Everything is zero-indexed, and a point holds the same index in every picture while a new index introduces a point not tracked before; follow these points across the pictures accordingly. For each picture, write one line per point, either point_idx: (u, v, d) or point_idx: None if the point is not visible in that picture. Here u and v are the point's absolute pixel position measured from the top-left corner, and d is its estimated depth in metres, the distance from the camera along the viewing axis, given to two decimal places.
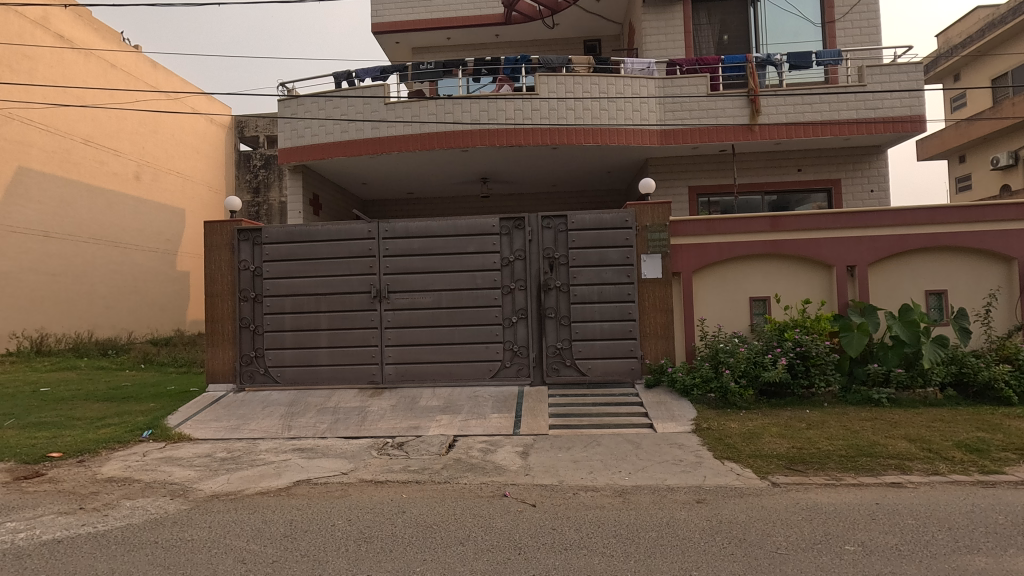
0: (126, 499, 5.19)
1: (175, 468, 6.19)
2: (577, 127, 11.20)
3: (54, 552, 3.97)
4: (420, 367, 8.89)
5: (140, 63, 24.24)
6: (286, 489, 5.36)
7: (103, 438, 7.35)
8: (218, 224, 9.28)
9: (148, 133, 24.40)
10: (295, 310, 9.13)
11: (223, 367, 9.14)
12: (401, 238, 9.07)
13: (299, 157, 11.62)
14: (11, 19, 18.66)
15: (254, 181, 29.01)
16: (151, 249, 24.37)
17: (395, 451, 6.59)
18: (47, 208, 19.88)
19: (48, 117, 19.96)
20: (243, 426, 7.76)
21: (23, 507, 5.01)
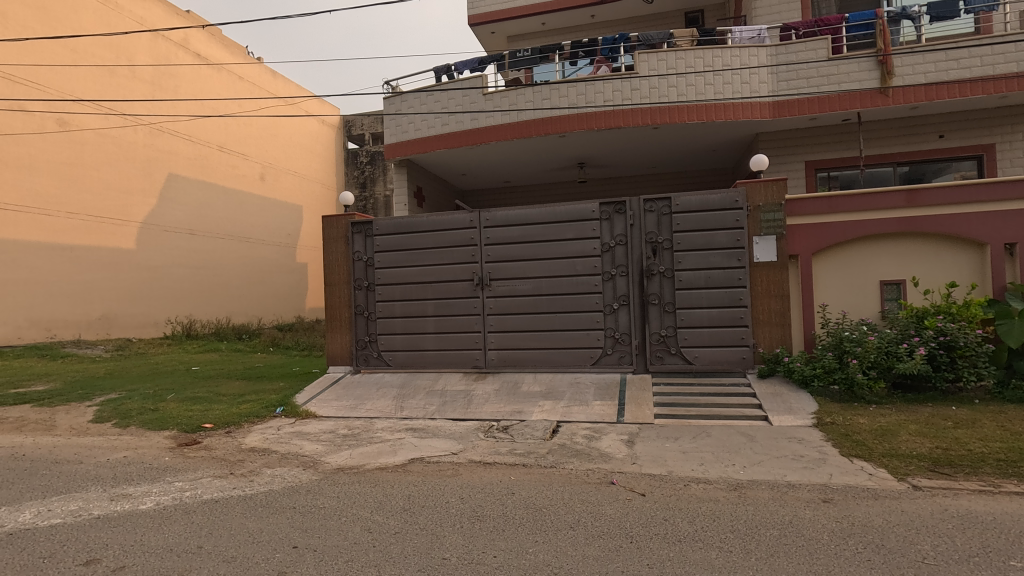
0: (266, 468, 5.80)
1: (304, 441, 6.81)
2: (680, 104, 10.69)
3: (214, 511, 4.54)
4: (520, 353, 9.03)
5: (263, 73, 26.56)
6: (403, 466, 5.70)
7: (245, 412, 8.26)
8: (334, 218, 9.95)
9: (270, 137, 26.74)
10: (404, 297, 9.64)
11: (341, 351, 9.85)
12: (501, 226, 9.22)
13: (403, 152, 12.15)
14: (160, 44, 21.44)
15: (361, 177, 30.95)
16: (275, 243, 26.82)
17: (501, 434, 6.78)
18: (192, 209, 22.54)
19: (190, 128, 22.54)
20: (361, 405, 8.35)
21: (187, 470, 5.78)
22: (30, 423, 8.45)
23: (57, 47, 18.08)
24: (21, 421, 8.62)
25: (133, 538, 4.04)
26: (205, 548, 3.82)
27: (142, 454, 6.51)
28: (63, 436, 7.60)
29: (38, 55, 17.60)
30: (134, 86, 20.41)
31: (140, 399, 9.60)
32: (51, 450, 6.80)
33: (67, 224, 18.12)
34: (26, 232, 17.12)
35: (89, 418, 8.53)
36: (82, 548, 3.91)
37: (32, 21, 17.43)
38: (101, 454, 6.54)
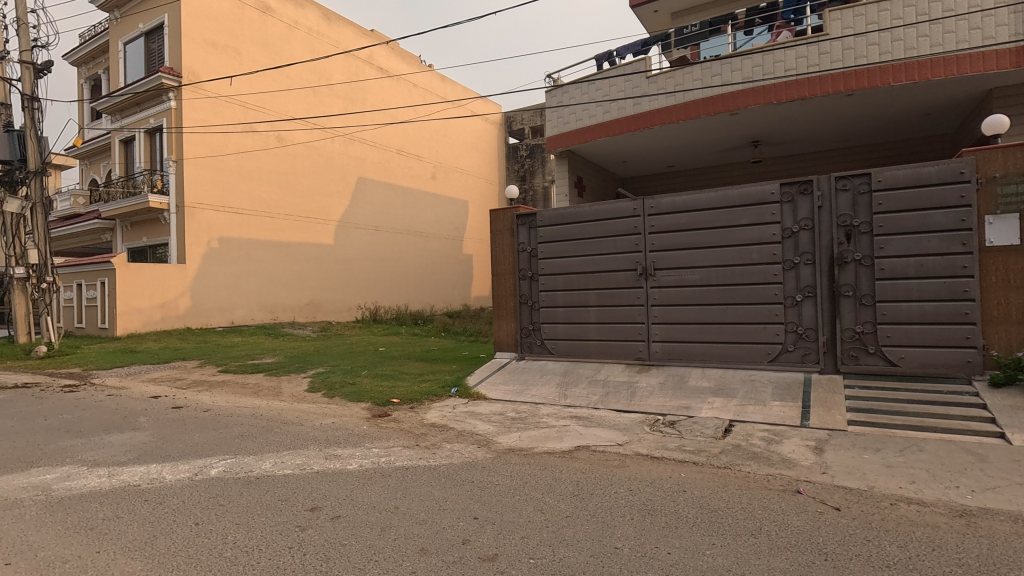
0: (446, 442, 6.36)
1: (477, 421, 7.31)
2: (884, 64, 9.21)
3: (405, 477, 5.11)
4: (687, 347, 8.64)
5: (434, 79, 28.76)
6: (570, 452, 5.83)
7: (425, 390, 9.13)
8: (500, 212, 10.44)
9: (440, 138, 28.94)
10: (567, 287, 9.80)
11: (507, 338, 10.33)
12: (667, 213, 8.87)
13: (565, 143, 12.24)
14: (352, 63, 24.42)
15: (521, 170, 32.15)
16: (445, 236, 29.07)
17: (668, 429, 6.57)
18: (377, 207, 25.39)
19: (375, 135, 25.34)
20: (526, 390, 8.71)
21: (382, 439, 6.58)
22: (264, 389, 10.31)
23: (275, 76, 21.55)
24: (258, 387, 10.57)
25: (345, 492, 4.72)
26: (401, 508, 4.31)
27: (346, 421, 7.56)
28: (288, 402, 9.15)
29: (263, 84, 21.16)
30: (332, 102, 23.53)
31: (341, 374, 11.15)
32: (280, 413, 8.23)
33: (284, 224, 21.62)
34: (257, 232, 20.79)
35: (305, 388, 10.13)
36: (309, 496, 4.68)
37: (258, 56, 21.04)
38: (315, 419, 7.75)
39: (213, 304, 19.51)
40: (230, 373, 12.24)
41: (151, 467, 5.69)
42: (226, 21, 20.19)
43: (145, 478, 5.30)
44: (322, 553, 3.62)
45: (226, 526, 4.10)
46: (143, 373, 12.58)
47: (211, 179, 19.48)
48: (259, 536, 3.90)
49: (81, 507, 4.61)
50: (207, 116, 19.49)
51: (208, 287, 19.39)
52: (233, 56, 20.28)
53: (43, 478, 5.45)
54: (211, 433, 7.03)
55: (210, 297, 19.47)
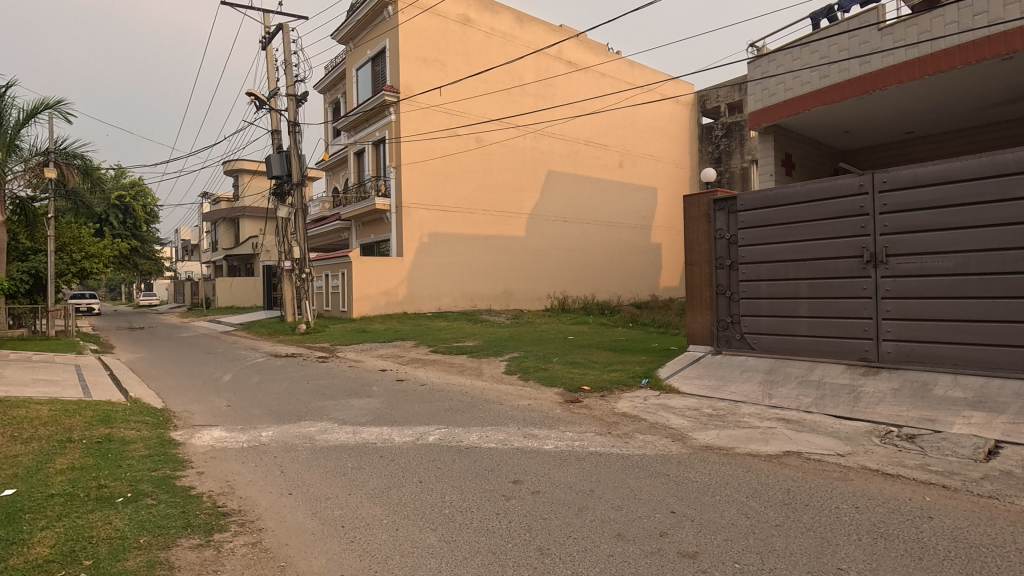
0: (639, 433, 6.29)
1: (671, 414, 7.09)
2: None
3: (599, 462, 5.21)
4: (931, 348, 7.21)
5: (624, 65, 28.17)
6: (778, 457, 5.32)
7: (615, 380, 9.15)
8: (695, 197, 9.89)
9: (628, 125, 28.43)
10: (772, 277, 8.94)
11: (702, 330, 9.78)
12: (906, 189, 7.48)
13: (770, 118, 11.06)
14: (543, 60, 25.22)
15: (716, 152, 30.12)
16: (633, 225, 28.59)
17: (904, 443, 5.59)
18: (565, 199, 26.01)
19: (564, 128, 25.92)
20: (724, 387, 8.17)
21: (575, 423, 6.79)
22: (468, 369, 11.39)
23: (475, 82, 23.31)
24: (463, 367, 11.72)
25: (543, 470, 4.99)
26: (597, 492, 4.42)
27: (540, 404, 7.98)
28: (489, 382, 9.98)
29: (465, 91, 23.10)
30: (524, 101, 24.68)
31: (535, 359, 11.76)
32: (482, 391, 9.03)
33: (482, 219, 23.43)
34: (459, 227, 22.89)
35: (503, 370, 10.92)
36: (511, 470, 5.06)
37: (461, 66, 23.05)
38: (514, 399, 8.33)
39: (425, 292, 22.06)
40: (440, 353, 13.78)
41: (383, 429, 6.71)
42: (434, 38, 22.48)
43: (380, 438, 6.27)
44: (524, 523, 3.88)
45: (443, 487, 4.65)
46: (374, 350, 14.85)
47: (422, 181, 21.98)
48: (471, 500, 4.35)
49: (335, 456, 5.65)
50: (419, 125, 22.00)
51: (421, 277, 22.00)
52: (440, 69, 22.54)
53: (309, 429, 6.81)
54: (427, 405, 8.02)
55: (422, 286, 22.06)
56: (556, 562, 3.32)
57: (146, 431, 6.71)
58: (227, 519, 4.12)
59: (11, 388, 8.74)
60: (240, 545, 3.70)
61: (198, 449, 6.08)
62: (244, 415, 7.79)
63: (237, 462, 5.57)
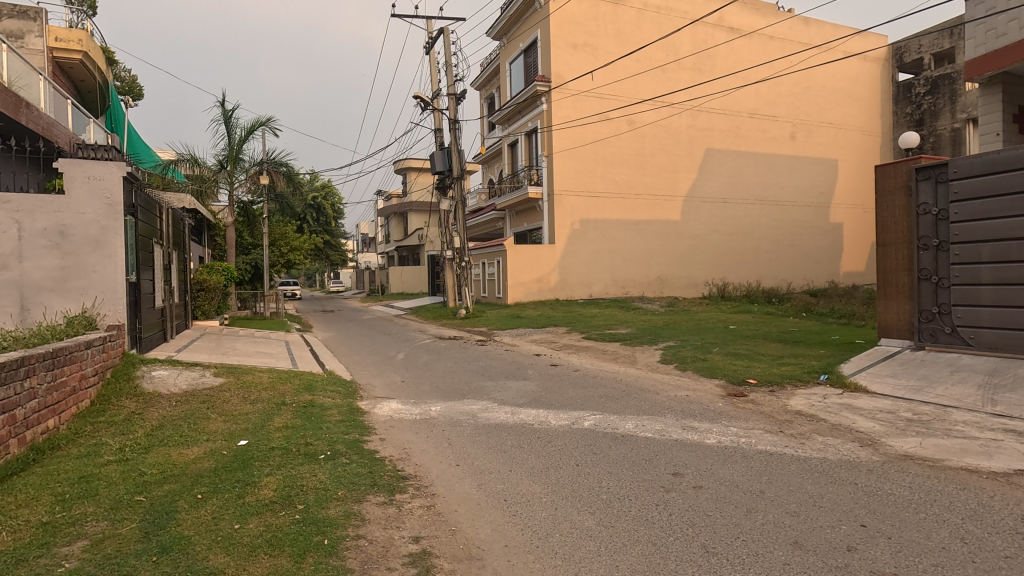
0: (817, 434, 5.65)
1: (858, 416, 6.25)
2: None
3: (770, 462, 4.79)
4: None
5: (797, 25, 25.10)
6: (1005, 476, 4.39)
7: (788, 374, 8.32)
8: (891, 166, 8.52)
9: (801, 92, 25.40)
10: (998, 259, 7.39)
11: (898, 322, 8.44)
12: None
13: (996, 65, 9.02)
14: (701, 30, 23.53)
15: (917, 113, 25.59)
16: (807, 204, 25.61)
17: None
18: (727, 178, 24.17)
19: (725, 102, 24.04)
20: (928, 389, 6.97)
21: (740, 418, 6.33)
22: (622, 357, 11.24)
23: (627, 62, 22.61)
24: (616, 355, 11.59)
25: (706, 465, 4.74)
26: (767, 494, 4.07)
27: (700, 396, 7.58)
28: (643, 370, 9.75)
29: (617, 73, 22.58)
30: (680, 77, 23.35)
31: (693, 349, 11.17)
32: (637, 379, 8.87)
33: (634, 203, 22.81)
34: (611, 212, 22.54)
35: (658, 359, 10.57)
36: (670, 461, 4.88)
37: (612, 47, 22.54)
38: (670, 389, 8.03)
39: (577, 279, 22.16)
40: (593, 339, 13.80)
41: (539, 411, 6.92)
42: (585, 22, 22.24)
43: (537, 420, 6.49)
44: (686, 518, 3.73)
45: (600, 472, 4.66)
46: (528, 335, 15.38)
47: (574, 167, 22.03)
48: (630, 488, 4.30)
49: (496, 434, 5.98)
50: (570, 112, 22.01)
51: (573, 264, 22.16)
52: (591, 53, 22.28)
53: (472, 407, 7.29)
54: (582, 390, 8.09)
55: (574, 273, 22.19)
56: (723, 563, 3.14)
57: (339, 399, 7.76)
58: (405, 482, 4.59)
59: (242, 357, 10.70)
60: (416, 507, 4.09)
61: (380, 418, 6.87)
62: (417, 390, 8.63)
63: (411, 432, 6.17)
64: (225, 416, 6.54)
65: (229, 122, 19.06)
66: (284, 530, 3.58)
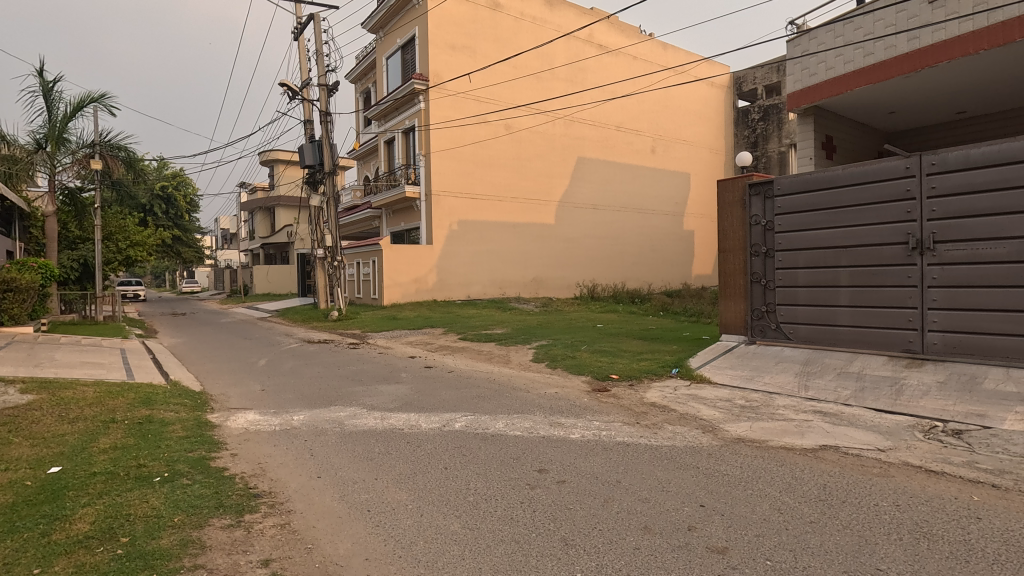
0: (668, 423, 6.17)
1: (701, 405, 6.93)
2: None
3: (626, 452, 5.12)
4: (984, 339, 6.82)
5: (656, 48, 27.44)
6: (813, 451, 5.12)
7: (645, 369, 9.01)
8: (730, 181, 9.58)
9: (660, 110, 27.80)
10: (811, 265, 8.63)
11: (735, 319, 9.53)
12: (958, 171, 7.06)
13: (810, 99, 10.55)
14: (574, 44, 24.81)
15: (753, 136, 29.22)
16: (665, 212, 28.06)
17: (950, 439, 5.33)
18: (597, 186, 25.67)
19: (595, 113, 25.50)
20: (758, 377, 7.96)
21: (603, 412, 6.72)
22: (496, 357, 11.40)
23: (504, 67, 23.09)
24: (491, 355, 11.73)
25: (569, 459, 4.94)
26: (623, 483, 4.34)
27: (568, 392, 7.92)
28: (516, 369, 9.98)
29: (494, 77, 22.95)
30: (554, 86, 24.36)
31: (563, 347, 11.68)
32: (510, 378, 9.03)
33: (511, 206, 23.32)
34: (489, 214, 22.83)
35: (531, 358, 10.87)
36: (537, 458, 5.02)
37: (490, 51, 22.87)
38: (540, 387, 8.30)
39: (455, 280, 22.14)
40: (468, 340, 13.84)
41: (410, 415, 6.76)
42: (464, 24, 22.35)
43: (407, 424, 6.32)
44: (549, 513, 3.85)
45: (468, 474, 4.66)
46: (404, 337, 15.02)
47: (453, 168, 21.98)
48: (496, 488, 4.34)
49: (363, 441, 5.73)
50: (448, 113, 21.94)
51: (451, 264, 22.08)
52: (470, 55, 22.42)
53: (339, 414, 6.92)
54: (455, 392, 8.05)
55: (452, 274, 22.14)
56: (580, 554, 3.27)
57: (184, 413, 6.93)
58: (257, 500, 4.21)
59: (62, 370, 9.16)
60: (269, 527, 3.76)
61: (232, 431, 6.25)
62: (278, 399, 7.99)
63: (268, 445, 5.70)
64: (32, 440, 5.53)
65: (50, 95, 16.32)
66: (102, 569, 3.09)
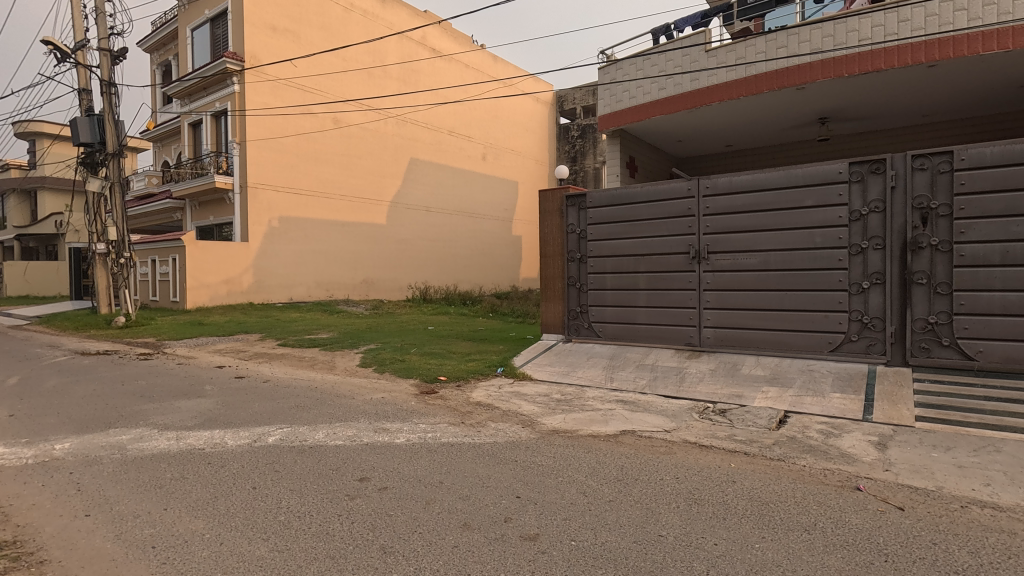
0: (491, 421, 6.42)
1: (522, 401, 7.33)
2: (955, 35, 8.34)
3: (449, 453, 5.19)
4: (743, 333, 8.32)
5: (486, 59, 28.54)
6: (615, 437, 5.75)
7: (472, 369, 9.25)
8: (550, 192, 10.32)
9: (490, 119, 28.89)
10: (616, 270, 9.65)
11: (554, 319, 10.28)
12: (725, 194, 8.52)
13: (617, 122, 11.83)
14: (405, 44, 24.61)
15: (572, 151, 31.92)
16: (494, 217, 29.17)
17: (718, 417, 6.40)
18: (430, 188, 25.70)
19: (428, 115, 25.55)
20: (573, 372, 8.68)
21: (429, 414, 6.74)
22: (319, 363, 10.72)
23: (332, 58, 21.94)
24: (313, 361, 11.01)
25: (392, 465, 4.84)
26: (445, 483, 4.40)
27: (395, 396, 7.78)
28: (341, 375, 9.50)
29: (321, 66, 21.67)
30: (386, 84, 23.85)
31: (392, 351, 11.42)
32: (333, 385, 8.57)
33: (340, 204, 22.20)
34: (315, 211, 21.42)
35: (357, 363, 10.46)
36: (358, 467, 4.83)
37: (316, 39, 21.49)
38: (366, 393, 8.03)
39: (275, 281, 20.36)
40: (289, 346, 12.81)
41: (214, 432, 6.02)
42: (287, 6, 20.75)
43: (209, 443, 5.62)
44: (368, 523, 3.73)
45: (280, 492, 4.30)
46: (211, 344, 13.34)
47: (272, 159, 20.18)
48: (311, 503, 4.07)
49: (150, 467, 4.95)
50: (267, 99, 20.10)
51: (270, 263, 20.24)
52: (293, 40, 20.80)
53: (119, 438, 5.88)
54: (270, 403, 7.40)
55: (271, 274, 20.31)
56: (399, 561, 3.23)
57: None
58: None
59: None
60: None
61: None
62: (34, 425, 6.53)
63: (16, 483, 4.62)
64: None
65: None
66: None
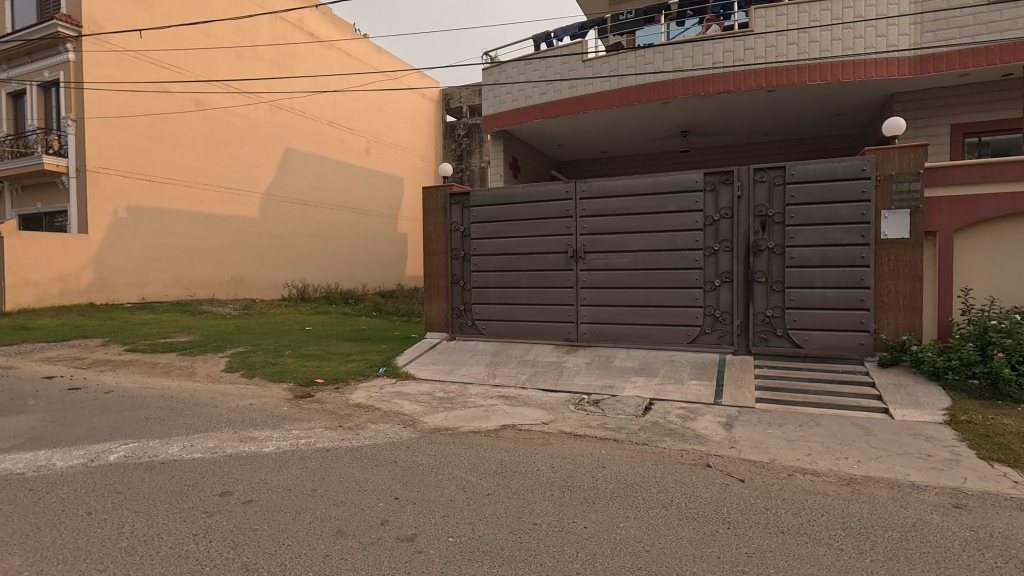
0: (370, 423, 6.22)
1: (404, 401, 7.20)
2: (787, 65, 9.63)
3: (324, 459, 4.96)
4: (616, 327, 8.89)
5: (369, 50, 27.62)
6: (495, 431, 5.86)
7: (352, 370, 8.90)
8: (434, 190, 10.25)
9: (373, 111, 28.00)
10: (499, 268, 9.83)
11: (438, 318, 10.24)
12: (599, 198, 9.04)
13: (500, 123, 12.04)
14: (279, 25, 23.02)
15: (458, 149, 31.94)
16: (378, 213, 28.31)
17: (592, 407, 6.78)
18: (308, 180, 24.28)
19: (306, 103, 24.13)
20: (456, 370, 8.70)
21: (303, 419, 6.37)
22: (176, 370, 9.67)
23: (193, 32, 19.91)
24: (169, 367, 9.90)
25: (260, 476, 4.51)
26: (319, 490, 4.20)
27: (265, 402, 7.26)
28: (202, 382, 8.66)
29: (179, 41, 19.55)
30: (257, 66, 22.14)
31: (263, 353, 10.63)
32: (192, 393, 7.77)
33: (203, 194, 20.20)
34: (172, 201, 19.29)
35: (222, 368, 9.59)
36: (218, 481, 4.43)
37: (174, 9, 19.35)
38: (232, 400, 7.39)
39: (123, 278, 18.01)
40: (139, 352, 11.40)
41: (38, 454, 5.20)
42: None
43: (31, 465, 4.84)
44: (229, 540, 3.45)
45: (123, 515, 3.82)
46: (38, 352, 11.48)
47: (119, 140, 17.83)
48: (162, 524, 3.67)
49: None
50: (112, 72, 17.73)
51: (116, 258, 17.87)
52: (144, 8, 18.52)
53: None
54: (114, 416, 6.54)
55: (118, 270, 17.94)
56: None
57: None
58: None
59: None
60: None
61: None
62: None
63: None
64: None
65: None
66: None
